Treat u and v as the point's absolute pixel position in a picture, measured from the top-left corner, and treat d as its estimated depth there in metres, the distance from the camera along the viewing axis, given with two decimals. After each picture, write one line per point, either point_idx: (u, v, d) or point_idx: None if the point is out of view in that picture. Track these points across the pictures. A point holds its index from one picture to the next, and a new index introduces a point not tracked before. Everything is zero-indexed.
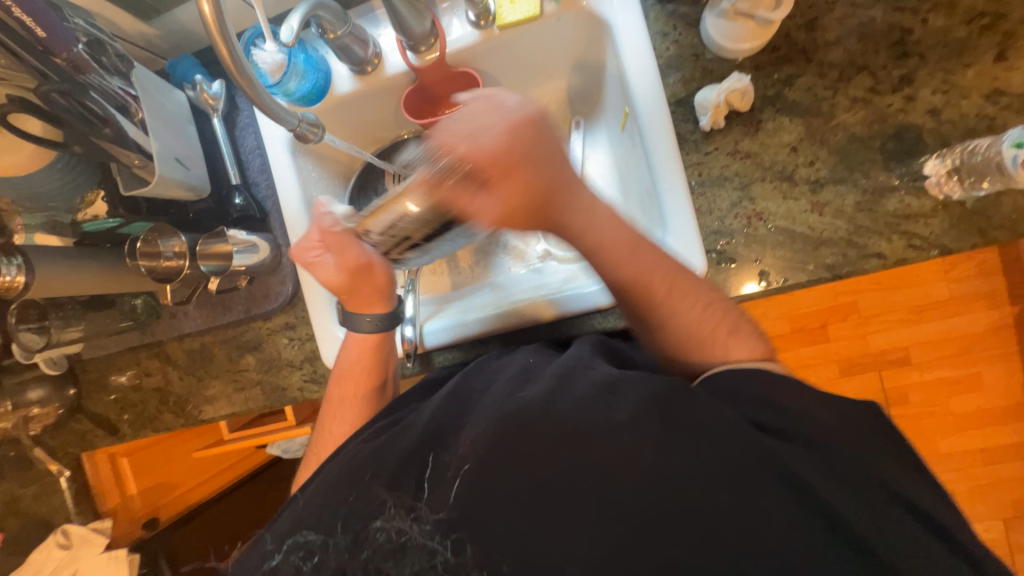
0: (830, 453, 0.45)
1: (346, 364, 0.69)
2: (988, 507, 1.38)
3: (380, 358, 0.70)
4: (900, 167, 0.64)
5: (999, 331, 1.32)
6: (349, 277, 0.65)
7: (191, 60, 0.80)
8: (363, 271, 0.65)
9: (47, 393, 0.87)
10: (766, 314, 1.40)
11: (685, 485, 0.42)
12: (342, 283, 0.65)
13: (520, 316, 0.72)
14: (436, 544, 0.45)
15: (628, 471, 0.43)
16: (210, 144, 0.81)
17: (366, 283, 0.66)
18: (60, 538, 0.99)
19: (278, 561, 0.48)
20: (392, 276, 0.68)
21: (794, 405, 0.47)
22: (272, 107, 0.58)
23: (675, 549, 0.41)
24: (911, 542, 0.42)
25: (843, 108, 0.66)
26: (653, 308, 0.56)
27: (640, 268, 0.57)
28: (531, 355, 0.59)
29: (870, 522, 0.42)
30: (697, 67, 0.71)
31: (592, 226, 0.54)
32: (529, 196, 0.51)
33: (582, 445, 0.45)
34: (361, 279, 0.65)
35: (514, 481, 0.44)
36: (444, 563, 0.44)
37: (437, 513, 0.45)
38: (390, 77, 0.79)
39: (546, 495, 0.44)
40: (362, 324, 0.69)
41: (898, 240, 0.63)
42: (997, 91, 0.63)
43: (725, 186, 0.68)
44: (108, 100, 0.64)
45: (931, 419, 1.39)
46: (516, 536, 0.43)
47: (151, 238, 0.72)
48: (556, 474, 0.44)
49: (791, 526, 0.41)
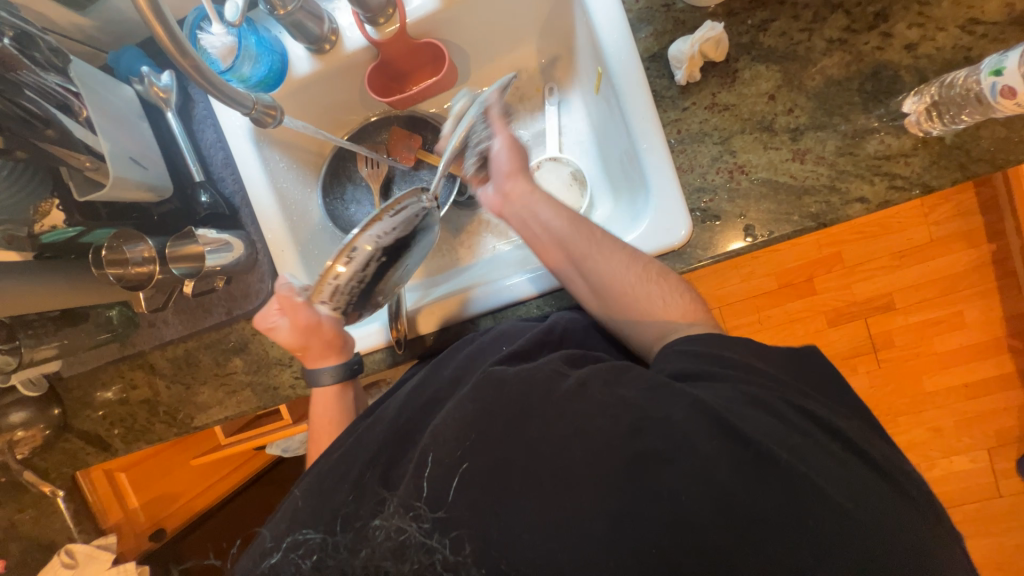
0: (790, 406, 0.45)
1: (316, 419, 0.69)
2: (972, 438, 1.44)
3: (347, 403, 0.71)
4: (879, 108, 0.63)
5: (979, 269, 1.35)
6: (301, 334, 0.67)
7: (135, 52, 0.75)
8: (310, 330, 0.67)
9: (31, 415, 0.84)
10: (753, 273, 1.42)
11: (687, 457, 0.40)
12: (294, 340, 0.68)
13: (487, 300, 0.72)
14: (434, 543, 0.43)
15: (630, 448, 0.41)
16: (167, 140, 0.77)
17: (317, 338, 0.67)
18: (65, 556, 0.96)
19: (278, 558, 0.47)
20: (340, 329, 0.69)
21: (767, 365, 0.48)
22: (222, 90, 0.54)
23: (689, 516, 0.39)
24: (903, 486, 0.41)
25: (820, 51, 0.65)
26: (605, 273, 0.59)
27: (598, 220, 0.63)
28: (498, 341, 0.61)
29: (854, 477, 0.42)
30: (669, 19, 0.69)
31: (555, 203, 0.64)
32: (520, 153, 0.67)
33: (577, 430, 0.43)
34: (310, 335, 0.67)
35: (505, 469, 0.43)
36: (443, 561, 0.42)
37: (437, 511, 0.43)
38: (351, 53, 0.75)
39: (537, 480, 0.42)
40: (324, 379, 0.69)
41: (881, 181, 0.62)
42: (973, 21, 0.62)
43: (705, 141, 0.67)
44: (45, 98, 0.59)
45: (918, 360, 1.43)
46: (510, 535, 0.41)
47: (116, 245, 0.68)
48: (547, 460, 0.42)
49: (799, 496, 0.39)
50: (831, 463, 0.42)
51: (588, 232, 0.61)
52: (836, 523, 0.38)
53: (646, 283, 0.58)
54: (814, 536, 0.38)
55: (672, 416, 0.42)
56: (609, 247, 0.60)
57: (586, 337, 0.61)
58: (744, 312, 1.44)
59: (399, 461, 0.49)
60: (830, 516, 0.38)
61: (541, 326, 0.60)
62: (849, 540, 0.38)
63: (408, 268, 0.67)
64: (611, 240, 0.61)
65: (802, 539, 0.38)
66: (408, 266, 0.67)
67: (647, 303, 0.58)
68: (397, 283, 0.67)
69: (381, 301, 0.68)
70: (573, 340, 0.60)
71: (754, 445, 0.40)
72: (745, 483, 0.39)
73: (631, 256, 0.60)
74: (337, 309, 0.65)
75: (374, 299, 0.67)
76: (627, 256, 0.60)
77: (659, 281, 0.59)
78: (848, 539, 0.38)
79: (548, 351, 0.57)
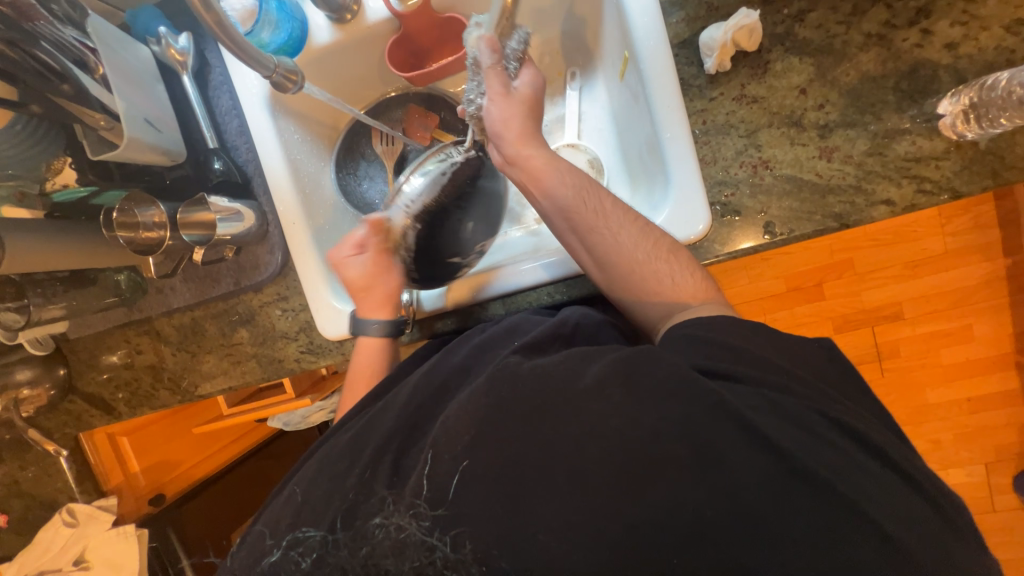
0: (825, 418, 0.43)
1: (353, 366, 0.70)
2: (970, 452, 1.43)
3: (382, 355, 0.70)
4: (912, 109, 0.61)
5: (992, 283, 1.33)
6: (370, 276, 0.70)
7: (152, 11, 0.74)
8: (380, 273, 0.71)
9: (37, 374, 0.84)
10: (762, 275, 1.40)
11: (693, 465, 0.40)
12: (360, 280, 0.70)
13: (502, 283, 0.70)
14: (435, 541, 0.43)
15: (636, 452, 0.41)
16: (181, 105, 0.76)
17: (383, 283, 0.71)
18: (65, 516, 0.98)
19: (277, 556, 0.48)
20: (403, 282, 0.73)
21: (785, 370, 0.46)
22: (246, 50, 0.53)
23: (691, 525, 0.39)
24: (911, 498, 0.41)
25: (856, 45, 0.63)
26: (614, 244, 0.58)
27: (602, 200, 0.60)
28: (511, 331, 0.61)
29: (876, 486, 0.40)
30: (702, 4, 0.67)
31: (560, 170, 0.61)
32: (520, 116, 0.62)
33: (584, 428, 0.42)
34: (377, 280, 0.71)
35: (507, 463, 0.42)
36: (443, 558, 0.43)
37: (437, 509, 0.43)
38: (372, 25, 0.73)
39: (541, 476, 0.42)
40: (372, 327, 0.70)
41: (908, 184, 0.61)
42: (1019, 22, 0.59)
43: (730, 134, 0.65)
44: (62, 52, 0.58)
45: (922, 371, 1.42)
46: (513, 528, 0.41)
47: (127, 208, 0.68)
48: (553, 454, 0.42)
49: (804, 517, 0.38)
50: (851, 468, 0.41)
51: (592, 207, 0.59)
52: (840, 539, 0.38)
53: (654, 262, 0.57)
54: (816, 551, 0.38)
55: (685, 418, 0.41)
56: (618, 220, 0.59)
57: (600, 333, 0.59)
58: (751, 312, 1.43)
59: (410, 448, 0.49)
60: (838, 519, 0.38)
61: (554, 319, 0.60)
62: (858, 547, 0.38)
63: (468, 226, 0.73)
64: (621, 216, 0.59)
65: (802, 553, 0.38)
66: (468, 224, 0.73)
67: (654, 281, 0.57)
68: (461, 241, 0.73)
69: (456, 258, 0.73)
70: (586, 335, 0.59)
71: (769, 448, 0.40)
72: (754, 483, 0.39)
73: (641, 231, 0.58)
74: (413, 272, 0.72)
75: (447, 260, 0.72)
76: (637, 231, 0.58)
77: (669, 260, 0.57)
78: (852, 558, 0.38)
79: (559, 343, 0.56)
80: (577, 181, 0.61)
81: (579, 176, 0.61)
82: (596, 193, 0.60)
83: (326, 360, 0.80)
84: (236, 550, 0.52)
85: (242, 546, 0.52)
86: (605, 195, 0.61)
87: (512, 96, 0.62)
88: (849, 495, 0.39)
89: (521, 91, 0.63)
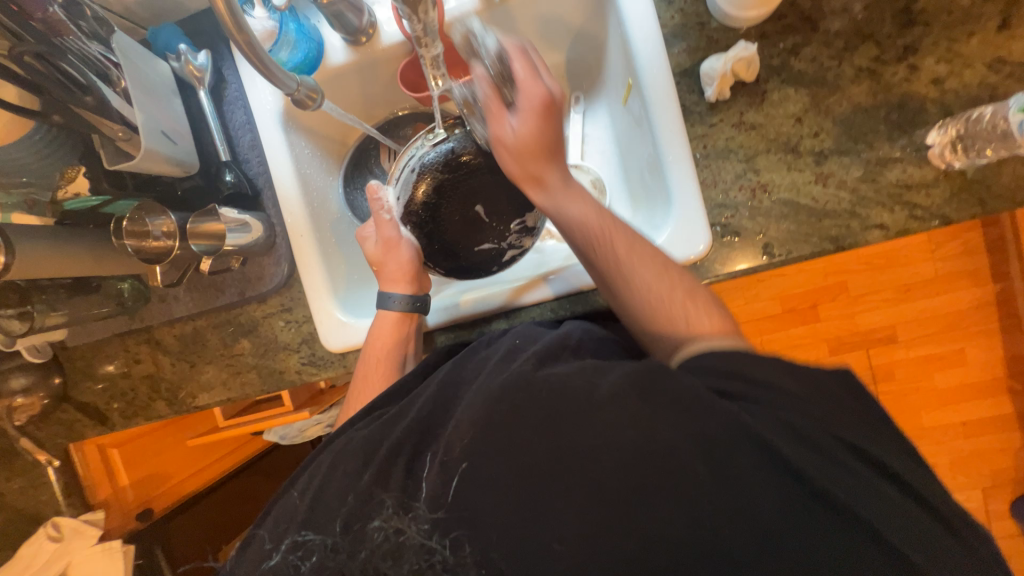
0: (829, 437, 0.43)
1: (370, 348, 0.70)
2: (967, 477, 1.44)
3: (403, 334, 0.71)
4: (903, 138, 0.64)
5: (982, 309, 1.36)
6: (383, 251, 0.73)
7: (171, 29, 0.76)
8: (391, 247, 0.73)
9: (31, 382, 0.83)
10: (758, 296, 1.42)
11: (694, 479, 0.40)
12: (376, 256, 0.74)
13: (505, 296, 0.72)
14: (434, 544, 0.44)
15: (639, 467, 0.41)
16: (196, 119, 0.78)
17: (395, 258, 0.72)
18: (49, 530, 0.95)
19: (277, 560, 0.47)
20: (415, 257, 0.74)
21: (795, 390, 0.46)
22: (271, 69, 0.55)
23: (692, 538, 0.39)
24: (914, 520, 0.41)
25: (848, 78, 0.66)
26: (632, 286, 0.59)
27: (620, 241, 0.60)
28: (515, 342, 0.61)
29: (880, 502, 0.41)
30: (702, 37, 0.70)
31: (574, 215, 0.62)
32: (524, 157, 0.62)
33: (588, 442, 0.42)
34: (390, 254, 0.73)
35: (511, 475, 0.43)
36: (443, 562, 0.44)
37: (436, 512, 0.44)
38: (386, 47, 0.76)
39: (545, 488, 0.42)
40: (394, 301, 0.70)
41: (901, 210, 0.63)
42: (1000, 60, 0.63)
43: (730, 158, 0.68)
44: (87, 65, 0.60)
45: (917, 395, 1.43)
46: (516, 538, 0.41)
47: (138, 217, 0.70)
48: (557, 467, 0.42)
49: (802, 531, 0.39)
50: (852, 485, 0.41)
51: (603, 251, 0.60)
52: (836, 552, 0.39)
53: (669, 307, 0.57)
54: (813, 565, 0.39)
55: (689, 433, 0.42)
56: (635, 262, 0.59)
57: (603, 350, 0.59)
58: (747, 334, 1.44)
59: (414, 459, 0.49)
60: (836, 533, 0.39)
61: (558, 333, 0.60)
62: (854, 559, 0.39)
63: (479, 210, 0.80)
64: (637, 260, 0.59)
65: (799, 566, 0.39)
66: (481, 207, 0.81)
67: (664, 324, 0.57)
68: (484, 225, 0.81)
69: (490, 241, 0.81)
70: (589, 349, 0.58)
71: (770, 462, 0.41)
72: (754, 494, 0.40)
73: (659, 275, 0.58)
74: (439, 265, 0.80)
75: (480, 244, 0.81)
76: (654, 274, 0.58)
77: (686, 305, 0.57)
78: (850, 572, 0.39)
79: (568, 354, 0.56)
80: (589, 226, 0.61)
81: (596, 219, 0.61)
82: (613, 233, 0.60)
83: (327, 372, 0.79)
84: (233, 559, 0.52)
85: (239, 556, 0.51)
86: (622, 239, 0.60)
87: (509, 137, 0.61)
88: (848, 509, 0.40)
89: (519, 137, 0.61)
